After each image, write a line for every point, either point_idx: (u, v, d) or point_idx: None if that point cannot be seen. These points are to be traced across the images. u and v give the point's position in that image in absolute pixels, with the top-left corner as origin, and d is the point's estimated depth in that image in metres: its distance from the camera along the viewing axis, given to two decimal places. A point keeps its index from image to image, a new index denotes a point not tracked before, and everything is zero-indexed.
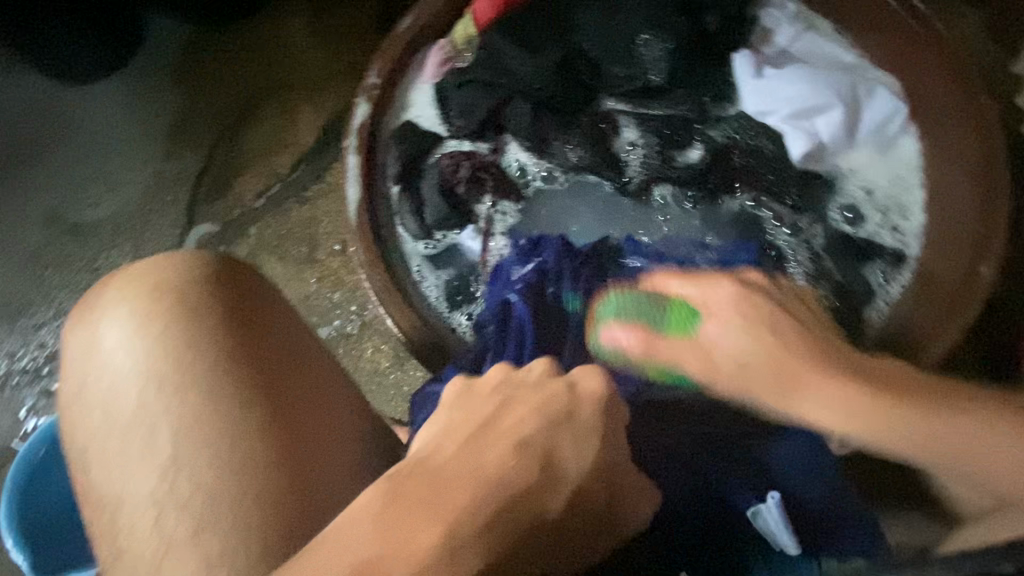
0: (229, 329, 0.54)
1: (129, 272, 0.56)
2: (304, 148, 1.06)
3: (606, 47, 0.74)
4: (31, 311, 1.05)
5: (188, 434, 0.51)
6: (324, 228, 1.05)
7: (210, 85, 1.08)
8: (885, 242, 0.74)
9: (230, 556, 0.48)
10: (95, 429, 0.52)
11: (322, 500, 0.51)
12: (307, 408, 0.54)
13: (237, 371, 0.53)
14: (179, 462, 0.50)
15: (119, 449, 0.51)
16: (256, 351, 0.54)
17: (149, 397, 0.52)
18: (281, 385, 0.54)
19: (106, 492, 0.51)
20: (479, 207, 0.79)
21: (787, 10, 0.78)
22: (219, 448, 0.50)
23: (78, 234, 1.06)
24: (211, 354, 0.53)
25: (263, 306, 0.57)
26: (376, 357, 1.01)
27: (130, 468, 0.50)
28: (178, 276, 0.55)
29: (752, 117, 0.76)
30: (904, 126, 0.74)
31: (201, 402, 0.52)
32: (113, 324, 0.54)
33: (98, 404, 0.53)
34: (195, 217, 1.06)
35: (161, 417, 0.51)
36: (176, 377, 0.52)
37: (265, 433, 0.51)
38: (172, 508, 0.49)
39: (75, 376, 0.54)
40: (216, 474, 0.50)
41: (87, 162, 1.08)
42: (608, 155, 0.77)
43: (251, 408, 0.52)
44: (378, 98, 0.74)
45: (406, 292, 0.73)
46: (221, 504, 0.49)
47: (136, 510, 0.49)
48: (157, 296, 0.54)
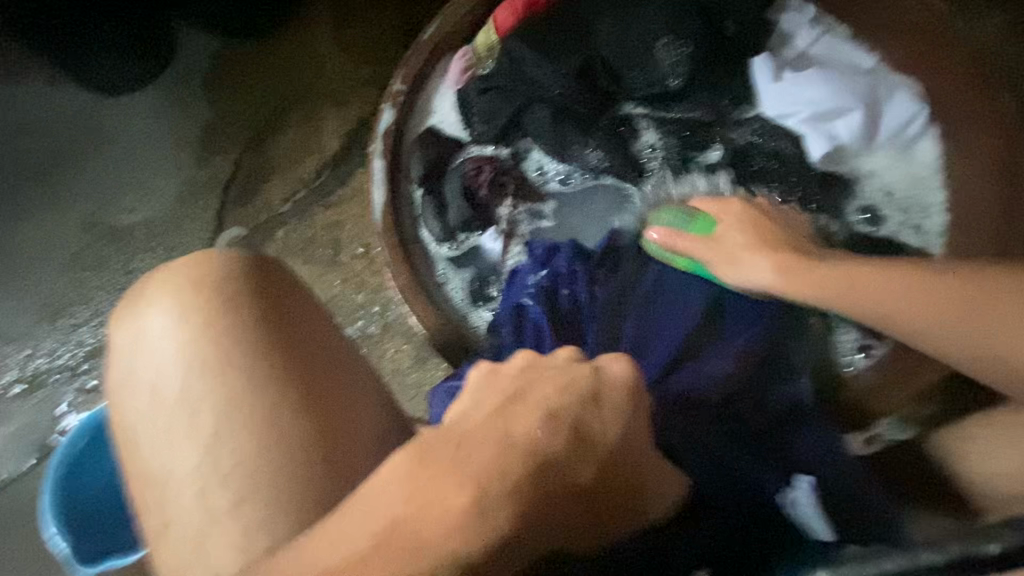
0: (261, 323, 0.57)
1: (168, 267, 0.59)
2: (330, 153, 1.09)
3: (624, 52, 0.76)
4: (70, 312, 1.10)
5: (224, 419, 0.53)
6: (349, 231, 1.08)
7: (240, 94, 1.12)
8: (908, 242, 0.73)
9: (268, 526, 0.50)
10: (141, 409, 0.55)
11: (350, 480, 0.53)
12: (337, 398, 0.56)
13: (272, 360, 0.55)
14: (220, 443, 0.52)
15: (165, 429, 0.53)
16: (288, 344, 0.56)
17: (187, 385, 0.54)
18: (315, 373, 0.56)
19: (150, 472, 0.53)
20: (501, 210, 0.81)
21: (805, 13, 0.78)
22: (257, 430, 0.53)
23: (115, 237, 1.11)
24: (247, 342, 0.55)
25: (296, 299, 0.59)
26: (398, 357, 1.04)
27: (171, 451, 0.53)
28: (212, 272, 0.58)
29: (771, 119, 0.76)
30: (926, 127, 0.73)
31: (240, 386, 0.54)
32: (153, 317, 0.56)
33: (140, 391, 0.55)
34: (225, 220, 1.10)
35: (203, 400, 0.54)
36: (216, 362, 0.55)
37: (299, 418, 0.53)
38: (213, 486, 0.52)
39: (121, 359, 0.56)
40: (252, 454, 0.52)
41: (124, 169, 1.12)
42: (627, 158, 0.78)
43: (285, 394, 0.54)
44: (403, 104, 0.78)
45: (429, 292, 0.75)
46: (258, 480, 0.52)
47: (182, 486, 0.52)
48: (196, 286, 0.57)
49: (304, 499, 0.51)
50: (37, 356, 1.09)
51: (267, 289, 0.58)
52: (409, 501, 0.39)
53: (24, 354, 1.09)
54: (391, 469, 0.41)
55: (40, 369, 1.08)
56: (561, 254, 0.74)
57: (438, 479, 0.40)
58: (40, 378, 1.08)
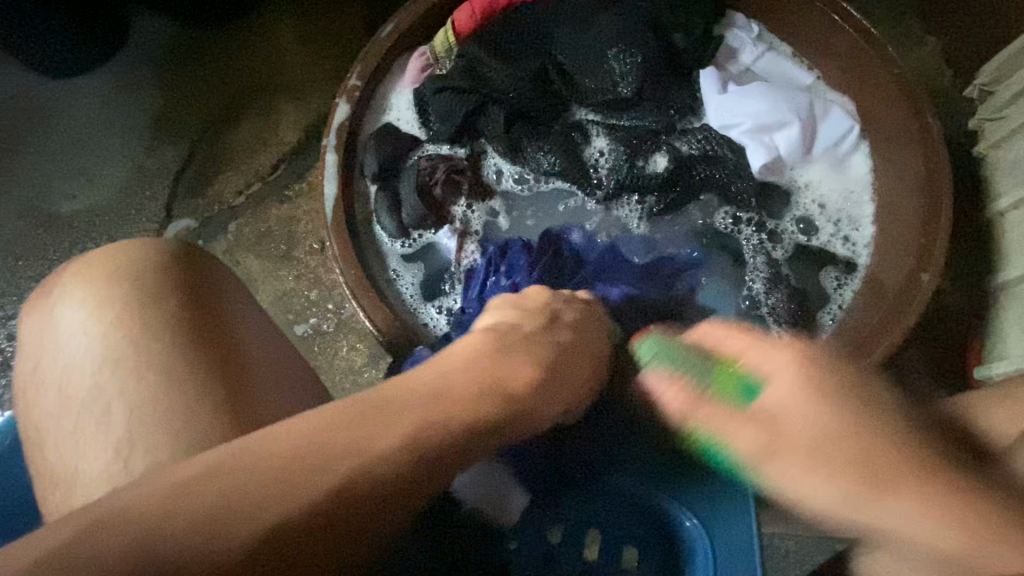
0: (182, 317, 0.55)
1: (82, 261, 0.57)
2: (287, 147, 1.07)
3: (578, 59, 0.77)
4: (1, 302, 1.04)
5: (141, 414, 0.51)
6: (304, 227, 1.06)
7: (192, 81, 1.09)
8: (838, 252, 0.77)
9: None
10: (51, 407, 0.53)
11: None
12: (260, 401, 0.53)
13: (191, 357, 0.53)
14: (131, 443, 0.50)
15: (72, 428, 0.52)
16: (209, 342, 0.54)
17: (102, 378, 0.53)
18: (236, 374, 0.54)
19: (60, 468, 0.51)
20: (455, 208, 0.81)
21: (751, 32, 0.82)
22: (172, 427, 0.50)
23: (53, 226, 1.06)
24: (166, 339, 0.54)
25: (219, 297, 0.58)
26: (351, 355, 1.02)
27: (82, 446, 0.51)
28: (133, 264, 0.56)
29: (717, 130, 0.79)
30: (856, 144, 0.78)
31: (155, 385, 0.52)
32: (70, 309, 0.55)
33: (54, 385, 0.53)
34: (174, 212, 1.07)
35: (115, 397, 0.52)
36: (133, 357, 0.53)
37: (218, 417, 0.51)
38: (126, 484, 0.49)
39: (35, 355, 0.55)
40: (170, 452, 0.49)
41: (65, 155, 1.08)
42: (578, 162, 0.79)
43: (204, 389, 0.52)
44: (358, 99, 0.77)
45: (382, 288, 0.75)
46: None
47: (90, 486, 0.50)
48: (115, 282, 0.55)
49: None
50: None
51: (191, 287, 0.57)
52: (501, 369, 0.51)
53: None
54: (480, 351, 0.52)
55: None
56: (511, 257, 0.76)
57: (518, 356, 0.53)
58: None
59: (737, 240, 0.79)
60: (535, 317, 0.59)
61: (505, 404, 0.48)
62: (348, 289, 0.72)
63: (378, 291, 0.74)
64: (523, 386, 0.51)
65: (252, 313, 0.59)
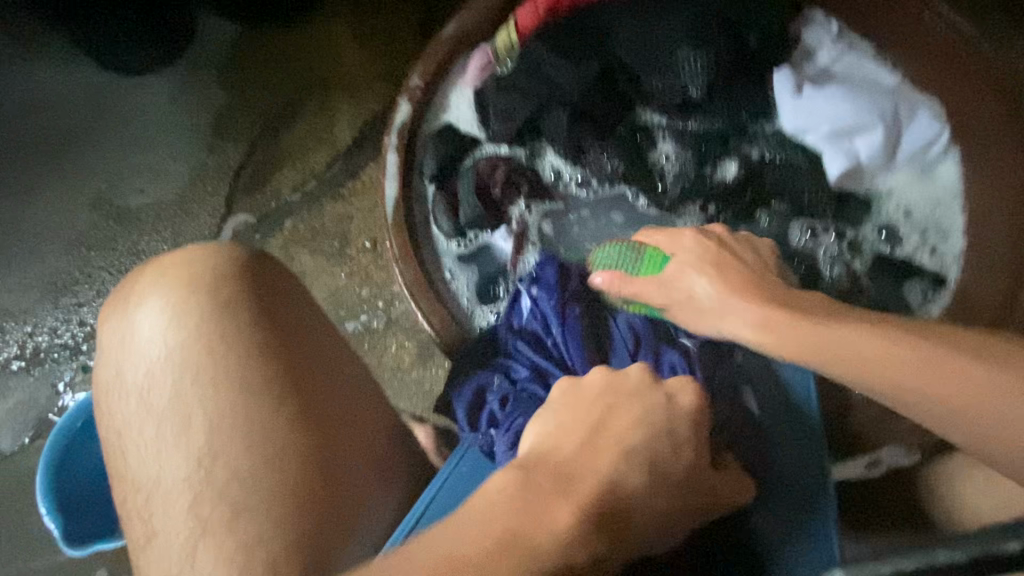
0: (257, 324, 0.56)
1: (161, 266, 0.58)
2: (343, 145, 1.09)
3: (644, 60, 0.75)
4: (75, 290, 1.09)
5: (221, 424, 0.53)
6: (356, 224, 1.07)
7: (253, 80, 1.12)
8: (924, 263, 0.73)
9: (268, 540, 0.50)
10: (129, 416, 0.54)
11: (351, 486, 0.55)
12: (327, 401, 0.56)
13: (266, 365, 0.55)
14: (211, 453, 0.52)
15: (153, 436, 0.53)
16: (280, 348, 0.56)
17: (182, 385, 0.54)
18: (310, 383, 0.56)
19: (140, 475, 0.53)
20: (513, 210, 0.81)
21: (831, 28, 0.77)
22: (252, 439, 0.53)
23: (122, 219, 1.11)
24: (240, 351, 0.55)
25: (286, 305, 0.58)
26: (399, 353, 1.03)
27: (163, 453, 0.53)
28: (207, 269, 0.57)
29: (791, 133, 0.76)
30: (946, 149, 0.73)
31: (232, 394, 0.54)
32: (148, 314, 0.56)
33: (134, 391, 0.55)
34: (233, 207, 1.10)
35: (194, 406, 0.53)
36: (210, 367, 0.54)
37: (296, 424, 0.54)
38: (207, 493, 0.51)
39: (111, 362, 0.56)
40: (250, 461, 0.52)
41: (135, 152, 1.12)
42: (642, 164, 0.79)
43: (280, 398, 0.54)
44: (419, 98, 0.76)
45: (438, 289, 0.75)
46: (258, 490, 0.52)
47: (172, 494, 0.52)
48: (186, 290, 0.56)
49: (302, 511, 0.52)
50: (38, 333, 1.09)
51: (259, 292, 0.57)
52: (528, 512, 0.41)
53: (25, 329, 1.09)
54: (503, 490, 0.43)
55: (41, 346, 1.08)
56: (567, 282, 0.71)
57: (554, 495, 0.43)
58: (40, 355, 1.08)
59: (815, 247, 0.75)
60: (574, 432, 0.48)
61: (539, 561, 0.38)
62: (407, 289, 0.72)
63: (435, 291, 0.74)
64: (557, 534, 0.40)
65: (317, 320, 0.60)
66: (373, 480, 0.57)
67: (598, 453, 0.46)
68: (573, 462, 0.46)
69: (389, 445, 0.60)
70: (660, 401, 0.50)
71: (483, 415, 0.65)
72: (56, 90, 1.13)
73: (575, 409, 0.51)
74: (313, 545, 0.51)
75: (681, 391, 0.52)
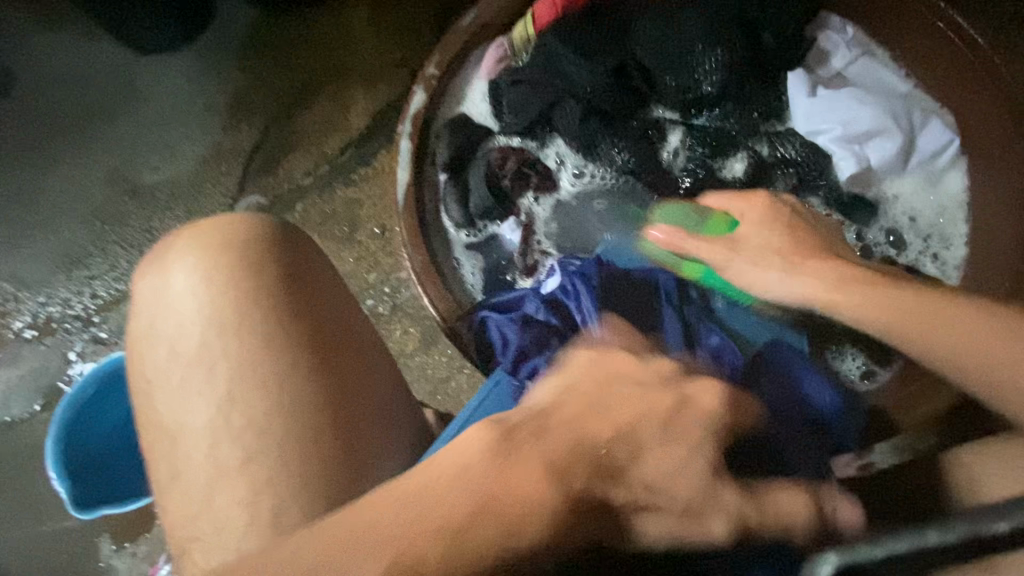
0: (283, 287, 0.57)
1: (198, 227, 0.59)
2: (355, 132, 1.10)
3: (660, 57, 0.76)
4: (88, 262, 1.11)
5: (242, 375, 0.55)
6: (366, 210, 1.09)
7: (270, 63, 1.13)
8: (926, 270, 0.75)
9: (276, 482, 0.52)
10: (160, 365, 0.56)
11: (361, 450, 0.56)
12: (347, 360, 0.58)
13: (291, 325, 0.56)
14: (231, 401, 0.54)
15: (181, 382, 0.55)
16: (305, 310, 0.57)
17: (210, 336, 0.56)
18: (329, 345, 0.57)
19: (167, 418, 0.55)
20: (522, 201, 0.82)
21: (846, 34, 0.79)
22: (270, 394, 0.54)
23: (137, 194, 1.12)
24: (264, 311, 0.56)
25: (312, 272, 0.60)
26: (404, 338, 1.05)
27: (190, 400, 0.55)
28: (242, 230, 0.59)
29: (803, 136, 0.77)
30: (954, 159, 0.75)
31: (255, 347, 0.55)
32: (181, 270, 0.57)
33: (165, 339, 0.56)
34: (246, 187, 1.11)
35: (220, 358, 0.55)
36: (237, 321, 0.56)
37: (310, 386, 0.55)
38: (225, 439, 0.53)
39: (144, 312, 0.57)
40: (268, 411, 0.54)
41: (151, 128, 1.14)
42: (653, 160, 0.79)
43: (299, 360, 0.55)
44: (434, 87, 0.77)
45: (444, 275, 0.76)
46: (270, 439, 0.53)
47: (195, 439, 0.54)
48: (220, 246, 0.58)
49: (312, 462, 0.53)
50: (51, 303, 1.11)
51: (290, 257, 0.59)
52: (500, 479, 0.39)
53: (39, 299, 1.11)
54: (475, 446, 0.42)
55: (53, 316, 1.10)
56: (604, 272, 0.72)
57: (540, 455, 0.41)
58: (52, 325, 1.10)
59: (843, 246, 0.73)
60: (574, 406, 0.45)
61: (505, 533, 0.38)
62: (414, 273, 0.73)
63: (441, 277, 0.75)
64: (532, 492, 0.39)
65: (334, 284, 0.61)
66: (384, 440, 0.58)
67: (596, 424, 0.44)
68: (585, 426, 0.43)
69: (401, 409, 0.62)
70: (670, 402, 0.45)
71: (526, 365, 0.65)
72: (77, 66, 1.15)
73: (592, 376, 0.48)
74: (312, 500, 0.52)
75: (698, 394, 0.47)
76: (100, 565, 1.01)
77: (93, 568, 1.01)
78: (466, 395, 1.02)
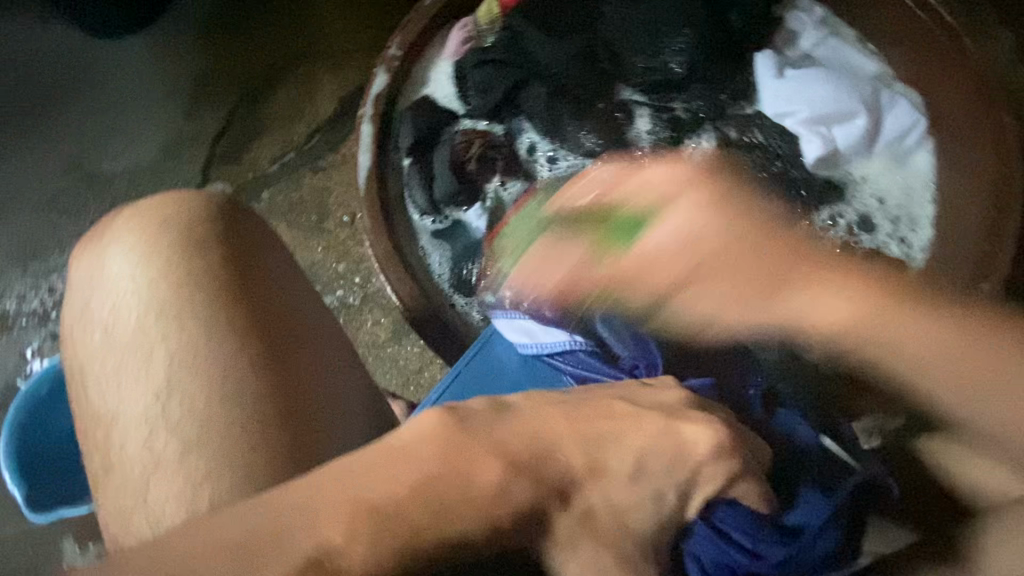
0: (225, 270, 0.56)
1: (138, 205, 0.58)
2: (322, 118, 1.07)
3: (628, 37, 0.75)
4: (44, 256, 1.07)
5: (184, 360, 0.53)
6: (335, 199, 1.06)
7: (231, 46, 1.09)
8: (892, 253, 0.75)
9: (213, 479, 0.50)
10: (95, 350, 0.54)
11: (316, 428, 0.53)
12: (295, 339, 0.56)
13: (234, 308, 0.55)
14: (170, 387, 0.52)
15: (117, 369, 0.53)
16: (250, 294, 0.56)
17: (148, 320, 0.54)
18: (276, 323, 0.55)
19: (102, 409, 0.53)
20: (487, 186, 0.80)
21: (814, 15, 0.78)
22: (213, 382, 0.52)
23: (94, 184, 1.08)
24: (210, 295, 0.54)
25: (264, 255, 0.58)
26: (376, 329, 1.02)
27: (123, 388, 0.53)
28: (181, 210, 0.57)
29: (770, 118, 0.76)
30: (921, 140, 0.74)
31: (195, 331, 0.54)
32: (118, 251, 0.56)
33: (100, 324, 0.55)
34: (209, 175, 1.08)
35: (158, 343, 0.53)
36: (175, 304, 0.54)
37: (264, 369, 0.53)
38: (162, 429, 0.51)
39: (80, 295, 0.56)
40: (208, 400, 0.52)
41: (107, 115, 1.09)
42: (619, 142, 0.77)
43: (246, 344, 0.54)
44: (396, 69, 0.74)
45: (409, 264, 0.74)
46: (209, 429, 0.51)
47: (129, 428, 0.52)
48: (161, 228, 0.56)
49: (257, 449, 0.51)
50: (6, 298, 1.06)
51: (233, 239, 0.57)
52: (447, 463, 0.42)
53: None
54: (426, 440, 0.44)
55: (9, 312, 1.06)
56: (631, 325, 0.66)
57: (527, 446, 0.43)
58: (8, 321, 1.06)
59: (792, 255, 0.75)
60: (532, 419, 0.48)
61: (436, 515, 0.40)
62: (377, 262, 0.71)
63: (406, 266, 0.73)
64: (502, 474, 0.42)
65: (289, 265, 0.60)
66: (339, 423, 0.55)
67: (538, 431, 0.47)
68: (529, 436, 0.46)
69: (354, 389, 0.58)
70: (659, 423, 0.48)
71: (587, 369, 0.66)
72: (25, 49, 1.09)
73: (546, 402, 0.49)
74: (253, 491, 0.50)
75: (687, 424, 0.48)
76: (64, 567, 0.98)
77: (57, 570, 0.98)
78: None
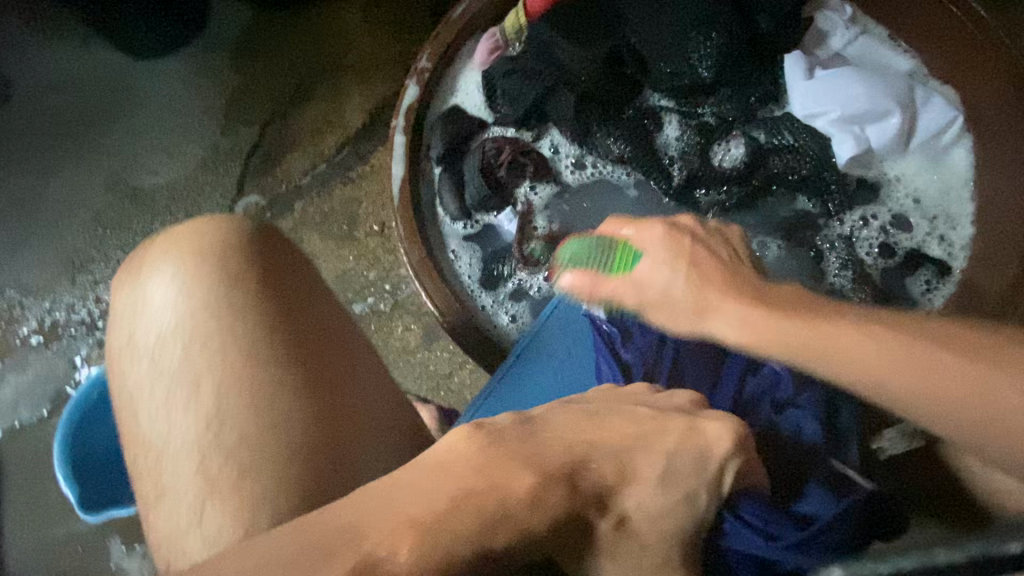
0: (261, 298, 0.58)
1: (173, 234, 0.60)
2: (351, 130, 1.10)
3: (655, 44, 0.75)
4: (90, 267, 1.12)
5: (228, 388, 0.55)
6: (364, 208, 1.08)
7: (263, 64, 1.13)
8: (932, 252, 0.74)
9: (263, 502, 0.52)
10: (143, 380, 0.57)
11: (360, 436, 0.57)
12: (331, 358, 0.58)
13: (272, 334, 0.57)
14: (218, 414, 0.54)
15: (165, 398, 0.56)
16: (287, 316, 0.58)
17: (192, 350, 0.56)
18: (314, 340, 0.58)
19: (153, 435, 0.55)
20: (517, 191, 0.81)
21: (845, 13, 0.77)
22: (257, 404, 0.55)
23: (137, 199, 1.13)
24: (248, 315, 0.57)
25: (297, 280, 0.60)
26: (406, 335, 1.04)
27: (173, 415, 0.55)
28: (215, 241, 0.59)
29: (801, 119, 0.76)
30: (956, 138, 0.74)
31: (237, 358, 0.56)
32: (159, 284, 0.58)
33: (147, 354, 0.57)
34: (244, 188, 1.11)
35: (203, 372, 0.56)
36: (217, 334, 0.56)
37: (306, 388, 0.56)
38: (213, 455, 0.54)
39: (125, 326, 0.58)
40: (254, 425, 0.54)
41: (148, 133, 1.14)
42: (646, 148, 0.78)
43: (285, 368, 0.56)
44: (427, 80, 0.76)
45: (443, 271, 0.76)
46: (257, 454, 0.53)
47: (180, 455, 0.54)
48: (196, 259, 0.58)
49: (304, 465, 0.54)
50: (56, 308, 1.11)
51: (265, 265, 0.59)
52: (492, 471, 0.42)
53: (42, 306, 1.12)
54: (463, 461, 0.42)
55: (58, 322, 1.11)
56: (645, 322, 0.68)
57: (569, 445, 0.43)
58: (58, 330, 1.11)
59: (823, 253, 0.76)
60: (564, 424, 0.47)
61: (481, 529, 0.39)
62: (411, 269, 0.72)
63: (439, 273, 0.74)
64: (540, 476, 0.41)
65: (320, 287, 0.62)
66: (382, 433, 0.59)
67: (571, 431, 0.46)
68: (566, 442, 0.45)
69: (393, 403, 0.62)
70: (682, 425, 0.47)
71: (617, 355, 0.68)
72: (72, 72, 1.15)
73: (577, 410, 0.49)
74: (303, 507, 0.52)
75: (708, 423, 0.47)
76: (111, 567, 1.02)
77: (104, 569, 1.02)
78: (469, 392, 1.01)
